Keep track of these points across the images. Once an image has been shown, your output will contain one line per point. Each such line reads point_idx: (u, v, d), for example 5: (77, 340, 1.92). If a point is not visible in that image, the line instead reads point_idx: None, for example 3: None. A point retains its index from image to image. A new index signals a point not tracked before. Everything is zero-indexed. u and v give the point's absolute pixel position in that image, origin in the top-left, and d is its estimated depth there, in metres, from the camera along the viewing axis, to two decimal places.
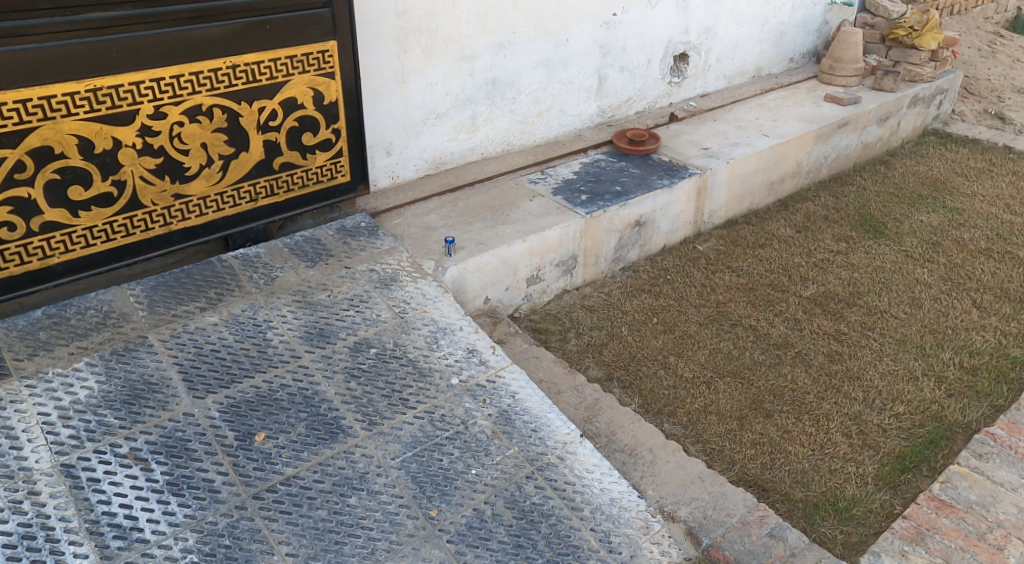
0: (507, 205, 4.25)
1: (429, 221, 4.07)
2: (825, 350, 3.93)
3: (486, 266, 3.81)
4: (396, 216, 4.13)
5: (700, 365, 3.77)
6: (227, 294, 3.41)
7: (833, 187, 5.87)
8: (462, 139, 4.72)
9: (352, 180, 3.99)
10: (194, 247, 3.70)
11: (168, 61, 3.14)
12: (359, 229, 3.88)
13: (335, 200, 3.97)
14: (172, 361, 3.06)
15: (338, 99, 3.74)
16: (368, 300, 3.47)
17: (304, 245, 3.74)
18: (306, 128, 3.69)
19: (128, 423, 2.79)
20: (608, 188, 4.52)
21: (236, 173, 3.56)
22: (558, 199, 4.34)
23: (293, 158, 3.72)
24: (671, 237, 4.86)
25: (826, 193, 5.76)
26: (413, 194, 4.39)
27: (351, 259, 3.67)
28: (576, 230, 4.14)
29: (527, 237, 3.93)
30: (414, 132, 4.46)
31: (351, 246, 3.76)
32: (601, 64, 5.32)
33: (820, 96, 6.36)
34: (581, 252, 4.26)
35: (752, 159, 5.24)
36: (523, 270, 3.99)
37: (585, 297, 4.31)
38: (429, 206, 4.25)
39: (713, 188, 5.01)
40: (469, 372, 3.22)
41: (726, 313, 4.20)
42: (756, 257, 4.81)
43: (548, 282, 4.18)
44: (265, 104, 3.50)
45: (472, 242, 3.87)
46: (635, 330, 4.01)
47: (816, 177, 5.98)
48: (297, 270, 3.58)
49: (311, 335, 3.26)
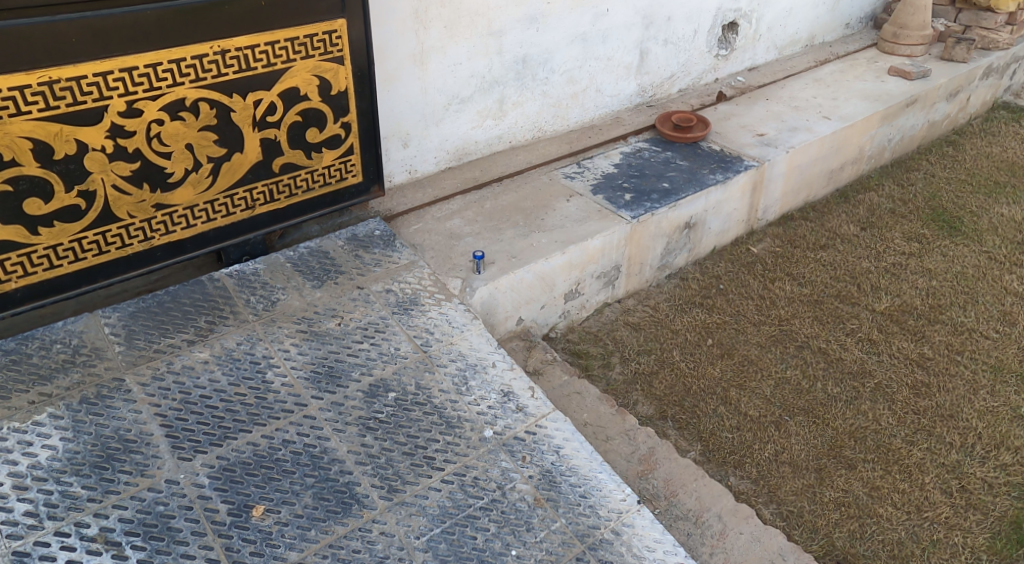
0: (541, 207, 3.70)
1: (453, 228, 3.54)
2: (910, 380, 3.41)
3: (520, 284, 3.29)
4: (415, 219, 3.60)
5: (766, 400, 3.27)
6: (219, 323, 2.89)
7: (897, 173, 5.28)
8: (488, 127, 4.15)
9: (365, 181, 3.43)
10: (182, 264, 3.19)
11: (141, 48, 2.59)
12: (372, 238, 3.36)
13: (345, 205, 3.42)
14: (154, 413, 2.57)
15: (347, 88, 3.17)
16: (385, 329, 2.97)
17: (309, 259, 3.22)
18: (310, 123, 3.13)
19: (99, 495, 2.32)
20: (654, 184, 3.96)
21: (228, 178, 3.01)
22: (599, 199, 3.78)
23: (295, 159, 3.16)
24: (722, 237, 4.31)
25: (890, 181, 5.17)
26: (434, 192, 3.85)
27: (364, 279, 3.16)
28: (621, 237, 3.60)
29: (567, 249, 3.39)
30: (435, 120, 3.90)
31: (364, 260, 3.24)
32: (644, 36, 4.70)
33: (882, 69, 5.72)
34: (625, 261, 3.72)
35: (813, 147, 4.65)
36: (561, 285, 3.46)
37: (629, 312, 3.79)
38: (452, 207, 3.71)
39: (769, 181, 4.44)
40: (504, 423, 2.72)
41: (791, 333, 3.67)
42: (819, 260, 4.26)
43: (587, 296, 3.65)
44: (261, 96, 2.94)
45: (503, 254, 3.34)
46: (689, 353, 3.49)
47: (878, 162, 5.38)
48: (302, 291, 3.07)
49: (317, 376, 2.77)
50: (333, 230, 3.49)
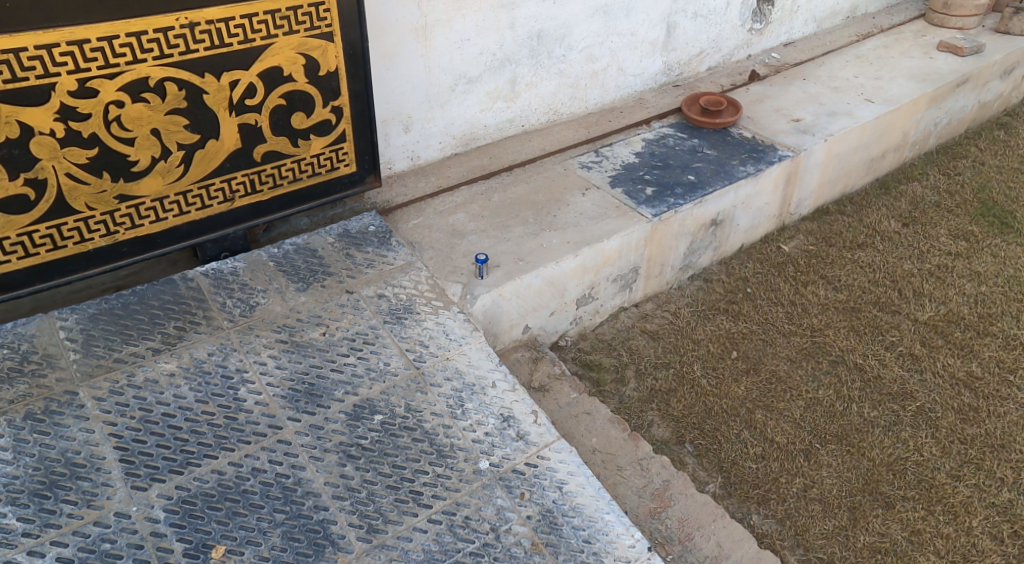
0: (554, 201, 3.37)
1: (456, 223, 3.22)
2: (957, 403, 3.07)
3: (528, 290, 2.98)
4: (414, 213, 3.28)
5: (795, 424, 2.97)
6: (191, 330, 2.63)
7: (945, 160, 4.85)
8: (499, 109, 3.81)
9: (358, 171, 3.11)
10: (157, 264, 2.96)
11: (93, 18, 2.28)
12: (366, 235, 3.06)
13: (338, 198, 3.12)
14: (108, 433, 2.31)
15: (338, 68, 2.84)
16: (374, 340, 2.68)
17: (295, 258, 2.92)
18: (296, 106, 2.81)
19: (37, 529, 2.08)
20: (679, 177, 3.62)
21: (202, 167, 2.72)
22: (617, 193, 3.45)
23: (279, 146, 2.85)
24: (750, 235, 3.97)
25: (936, 169, 4.75)
26: (437, 182, 3.53)
27: (353, 282, 2.86)
28: (641, 237, 3.28)
29: (580, 251, 3.07)
30: (440, 102, 3.56)
31: (355, 260, 2.94)
32: (672, 9, 4.30)
33: (932, 43, 5.26)
34: (644, 263, 3.40)
35: (854, 135, 4.25)
36: (572, 290, 3.15)
37: (646, 318, 3.48)
38: (456, 199, 3.39)
39: (805, 172, 4.07)
40: (503, 454, 2.44)
41: (824, 346, 3.35)
42: (857, 262, 3.90)
43: (601, 301, 3.34)
44: (239, 76, 2.63)
45: (510, 256, 3.02)
46: (710, 369, 3.19)
47: (923, 149, 4.95)
48: (284, 295, 2.78)
49: (296, 395, 2.49)
50: (324, 224, 3.19)
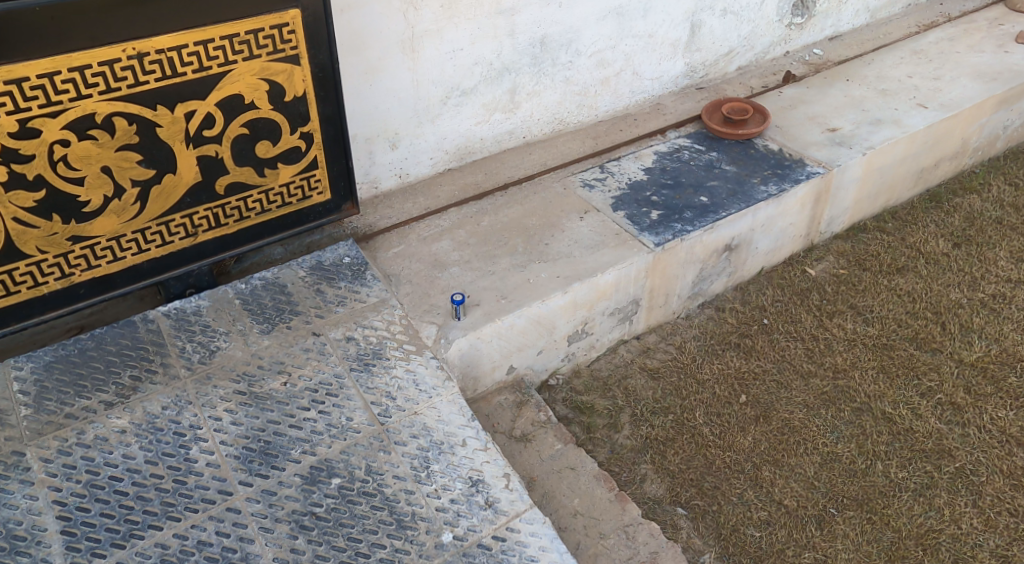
0: (548, 226, 3.10)
1: (439, 252, 2.98)
2: (1003, 465, 2.77)
3: (510, 331, 2.73)
4: (397, 239, 3.05)
5: (808, 485, 2.70)
6: (146, 380, 2.46)
7: (1013, 167, 4.40)
8: (496, 122, 3.50)
9: (333, 198, 2.89)
10: (123, 302, 2.81)
11: (30, 53, 2.04)
12: (340, 267, 2.85)
13: (312, 227, 2.90)
14: (52, 500, 2.13)
15: (306, 92, 2.57)
16: (338, 391, 2.49)
17: (262, 295, 2.74)
18: (261, 135, 2.57)
19: None
20: (690, 199, 3.34)
21: (161, 203, 2.49)
22: (619, 217, 3.17)
23: (244, 177, 2.62)
24: (771, 257, 3.67)
25: (1001, 178, 4.31)
26: (426, 202, 3.28)
27: (322, 322, 2.67)
28: (641, 269, 3.01)
29: (571, 287, 2.81)
30: (430, 116, 3.27)
31: (326, 297, 2.74)
32: (697, 7, 3.95)
33: (1008, 34, 4.77)
34: (647, 295, 3.12)
35: (899, 146, 3.88)
36: (563, 327, 2.90)
37: (649, 353, 3.19)
38: (443, 223, 3.14)
39: (838, 190, 3.75)
40: (468, 525, 2.21)
41: (849, 391, 3.05)
42: (894, 289, 3.56)
43: (597, 336, 3.07)
44: (195, 107, 2.37)
45: (491, 292, 2.78)
46: (716, 415, 2.92)
47: (988, 154, 4.51)
48: (247, 338, 2.61)
49: (250, 455, 2.30)
50: (299, 254, 3.00)
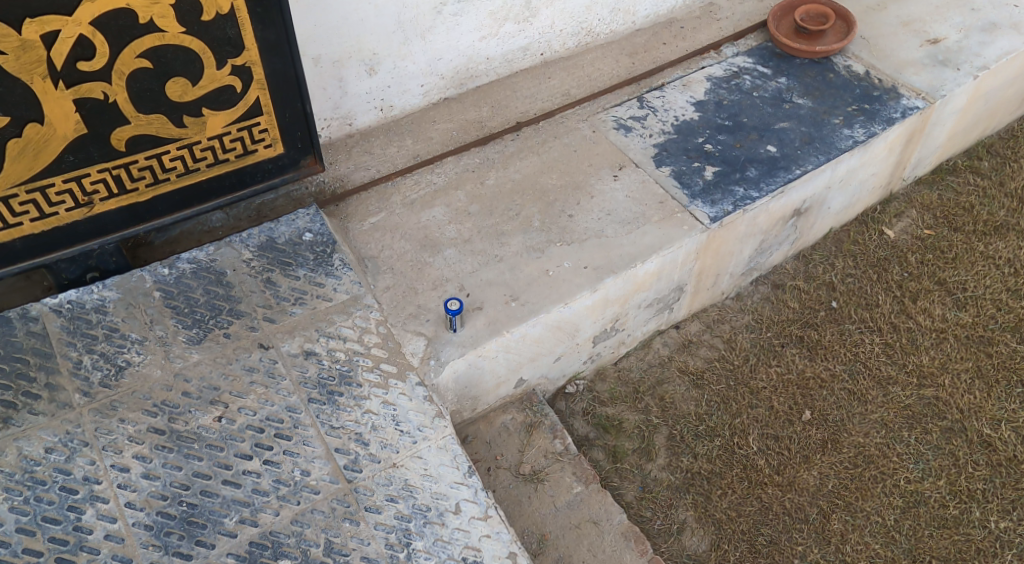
0: (573, 189, 2.37)
1: (430, 224, 2.27)
2: None
3: (522, 342, 2.09)
4: (375, 202, 2.34)
5: (888, 540, 2.16)
6: (22, 410, 1.81)
7: None
8: (507, 35, 2.68)
9: (286, 154, 2.13)
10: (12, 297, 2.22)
11: None
12: (297, 248, 2.15)
13: (258, 191, 2.15)
14: None
15: (235, 8, 1.77)
16: (291, 433, 1.87)
17: (191, 286, 2.05)
18: (168, 68, 1.79)
19: None
20: (755, 143, 2.56)
21: (26, 164, 1.75)
22: (664, 175, 2.43)
23: (152, 128, 1.86)
24: (844, 215, 2.94)
25: None
26: (413, 147, 2.52)
27: (271, 330, 2.01)
28: (691, 250, 2.31)
29: (601, 284, 2.14)
30: (420, 30, 2.45)
31: (278, 292, 2.06)
32: None
33: None
34: (693, 279, 2.45)
35: (1016, 63, 3.05)
36: (588, 329, 2.25)
37: (690, 350, 2.56)
38: (436, 180, 2.41)
39: (938, 124, 2.95)
40: None
41: (938, 404, 2.44)
42: (991, 256, 2.84)
43: (629, 331, 2.43)
44: (56, 26, 1.60)
45: (497, 288, 2.11)
46: (774, 440, 2.34)
47: None
48: (169, 351, 1.94)
49: (167, 525, 1.70)
50: (246, 223, 2.29)
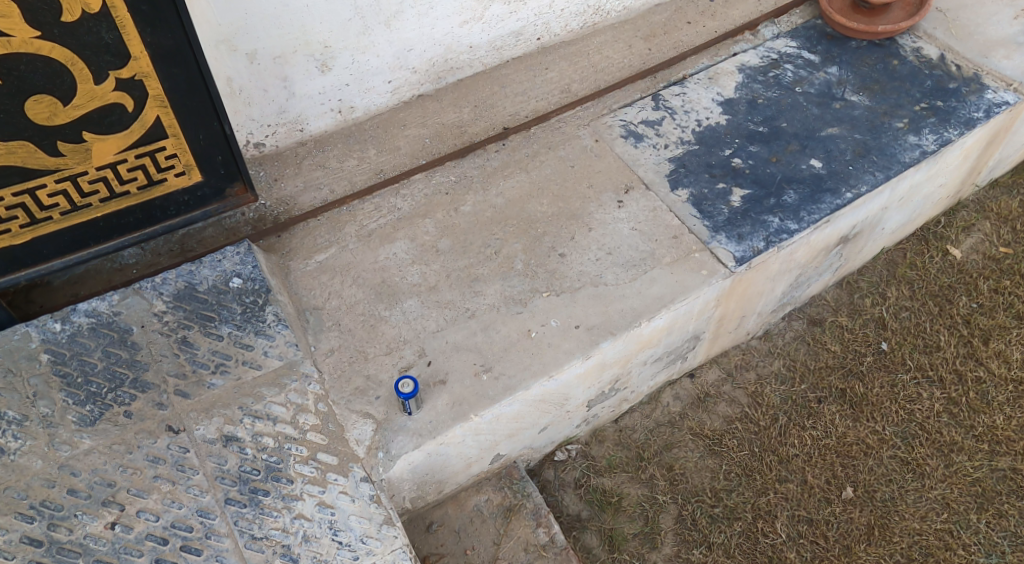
0: (566, 218, 1.94)
1: (390, 264, 1.86)
2: None
3: (496, 422, 1.69)
4: (325, 232, 1.93)
5: None
6: None
7: None
8: (495, 19, 2.20)
9: (205, 182, 1.71)
10: None
11: None
12: (223, 299, 1.73)
13: (173, 227, 1.74)
14: None
15: (108, 3, 1.34)
16: (200, 546, 1.45)
17: (87, 347, 1.64)
18: (25, 84, 1.37)
19: None
20: (797, 152, 2.07)
21: None
22: (681, 201, 1.97)
23: (15, 157, 1.45)
24: (903, 230, 2.40)
25: None
26: (377, 160, 2.07)
27: (183, 408, 1.59)
28: (711, 299, 1.87)
29: (597, 349, 1.72)
30: (384, 16, 1.99)
31: (196, 356, 1.65)
32: None
33: None
34: (712, 326, 2.02)
35: None
36: (579, 396, 1.85)
37: (707, 407, 2.13)
38: (400, 204, 1.98)
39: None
40: None
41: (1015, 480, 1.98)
42: None
43: (632, 388, 2.01)
44: None
45: (466, 356, 1.70)
46: (807, 525, 1.92)
47: None
48: (53, 436, 1.54)
49: None
50: (167, 258, 1.86)
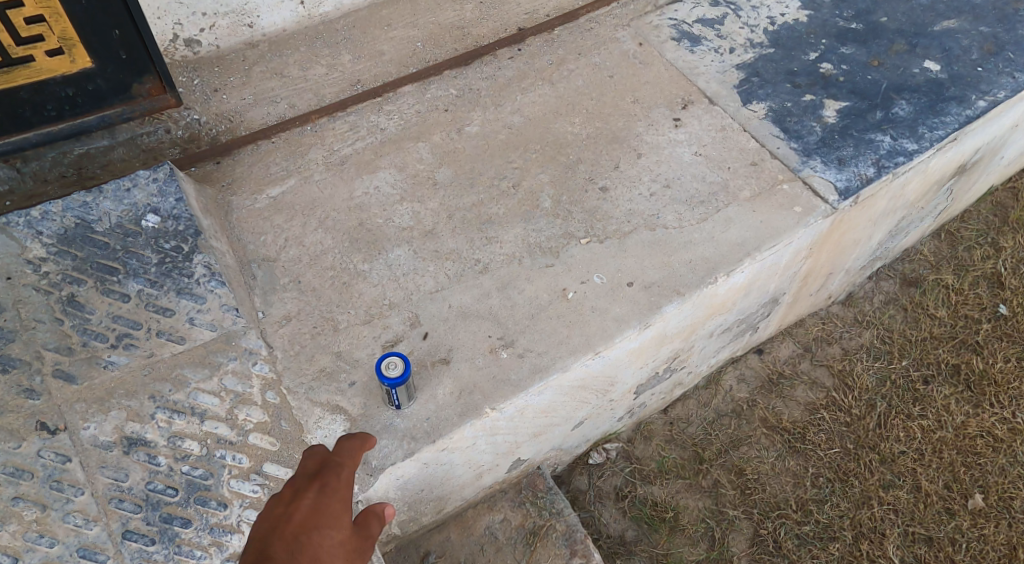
0: (606, 141, 1.44)
1: (369, 200, 1.37)
2: None
3: (519, 417, 1.21)
4: (282, 159, 1.42)
5: None
6: None
7: None
8: None
9: (95, 70, 1.23)
10: None
11: None
12: (132, 245, 1.23)
13: (53, 136, 1.28)
14: None
15: None
16: None
17: None
18: None
19: None
20: (907, 55, 1.58)
21: None
22: (758, 117, 1.48)
23: None
24: (1016, 166, 1.92)
25: None
26: (352, 69, 1.57)
27: (63, 398, 1.10)
28: (805, 247, 1.39)
29: (659, 315, 1.23)
30: None
31: (87, 324, 1.16)
32: None
33: None
34: (796, 286, 1.54)
35: None
36: (628, 379, 1.36)
37: (782, 391, 1.66)
38: (383, 122, 1.48)
39: None
40: None
41: None
42: None
43: (691, 367, 1.53)
44: None
45: (477, 324, 1.21)
46: (927, 546, 1.46)
47: None
48: None
49: None
50: (58, 187, 1.36)
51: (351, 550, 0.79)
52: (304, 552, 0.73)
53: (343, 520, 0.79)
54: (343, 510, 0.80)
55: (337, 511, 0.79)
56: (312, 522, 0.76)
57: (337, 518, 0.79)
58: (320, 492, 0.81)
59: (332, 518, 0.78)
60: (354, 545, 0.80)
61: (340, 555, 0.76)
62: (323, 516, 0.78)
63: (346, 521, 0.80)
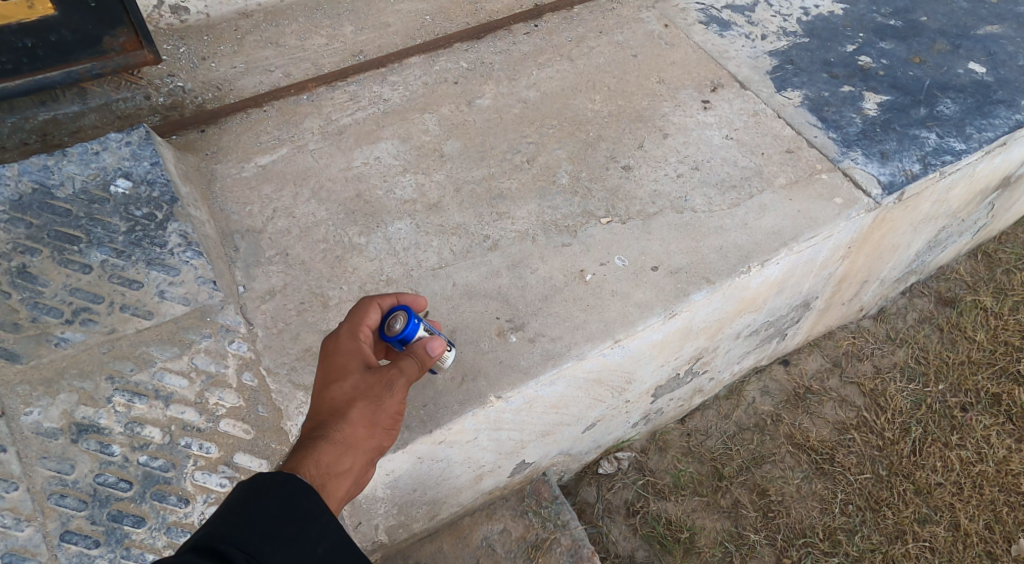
0: (629, 120, 1.33)
1: (368, 171, 1.24)
2: None
3: (527, 411, 1.07)
4: (275, 126, 1.30)
5: None
6: None
7: None
8: None
9: (57, 17, 1.07)
10: None
11: None
12: (97, 211, 1.07)
13: (7, 94, 1.11)
14: None
15: None
16: None
17: None
18: None
19: None
20: (951, 53, 1.48)
21: None
22: (792, 104, 1.37)
23: None
24: None
25: None
26: (355, 40, 1.45)
27: (4, 378, 0.94)
28: (843, 243, 1.27)
29: (686, 303, 1.11)
30: None
31: (38, 299, 1.00)
32: None
33: None
34: (828, 291, 1.41)
35: None
36: (646, 379, 1.23)
37: (808, 408, 1.52)
38: (387, 93, 1.36)
39: None
40: None
41: None
42: None
43: (712, 373, 1.40)
44: None
45: (484, 305, 1.08)
46: None
47: None
48: None
49: None
50: (17, 156, 1.21)
51: (369, 385, 0.82)
52: (319, 413, 0.80)
53: (358, 365, 0.84)
54: (355, 358, 0.85)
55: (350, 361, 0.85)
56: (320, 384, 0.83)
57: (350, 367, 0.84)
58: (326, 360, 0.86)
59: (338, 372, 0.83)
60: (374, 379, 0.83)
61: (357, 396, 0.81)
62: (328, 377, 0.83)
63: (352, 367, 0.84)
